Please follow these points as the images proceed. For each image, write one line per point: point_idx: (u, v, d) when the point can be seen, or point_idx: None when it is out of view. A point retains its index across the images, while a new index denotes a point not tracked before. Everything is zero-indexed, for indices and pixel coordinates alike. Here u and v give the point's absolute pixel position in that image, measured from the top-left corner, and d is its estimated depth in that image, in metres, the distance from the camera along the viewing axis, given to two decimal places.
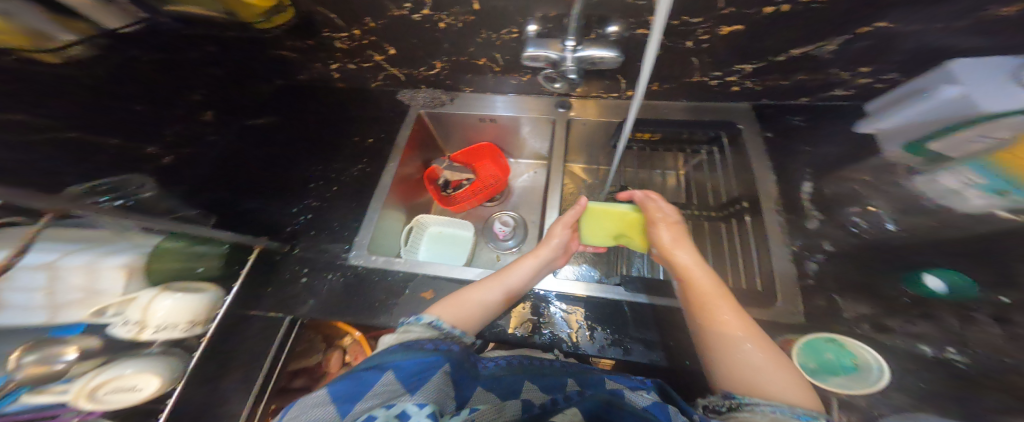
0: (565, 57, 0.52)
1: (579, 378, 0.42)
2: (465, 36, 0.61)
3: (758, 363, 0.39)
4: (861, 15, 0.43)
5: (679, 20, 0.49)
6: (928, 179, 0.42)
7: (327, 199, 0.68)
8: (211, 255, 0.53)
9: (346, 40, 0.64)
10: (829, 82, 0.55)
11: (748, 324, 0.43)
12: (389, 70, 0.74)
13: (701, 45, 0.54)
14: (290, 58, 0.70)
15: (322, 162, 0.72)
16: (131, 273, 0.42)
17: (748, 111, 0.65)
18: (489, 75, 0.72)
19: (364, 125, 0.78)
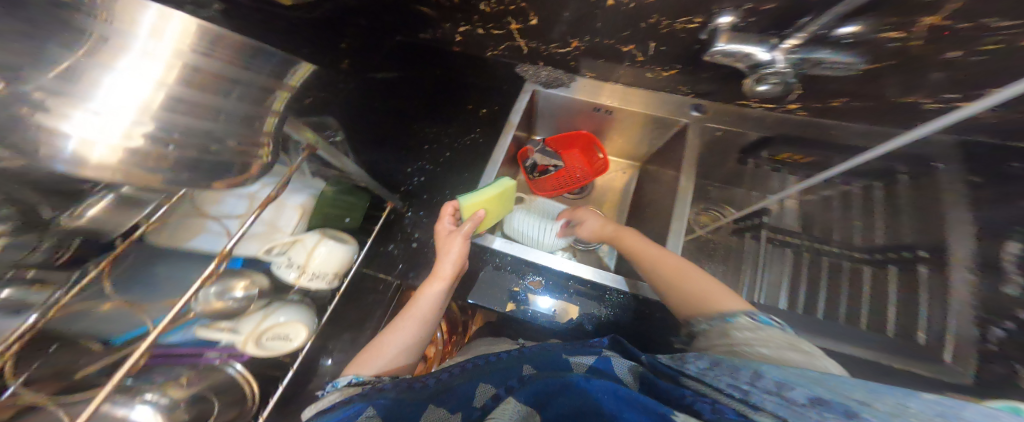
0: (778, 58, 0.47)
1: (535, 362, 0.40)
2: (630, 19, 0.58)
3: (706, 286, 0.49)
4: None
5: (946, 28, 0.40)
6: None
7: (439, 164, 0.65)
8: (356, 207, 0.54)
9: (492, 3, 0.62)
10: None
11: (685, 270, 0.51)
12: (516, 41, 0.70)
13: (972, 58, 0.41)
14: (426, 14, 0.68)
15: (436, 123, 0.68)
16: (302, 213, 0.47)
17: (952, 148, 0.50)
18: (625, 65, 0.69)
19: (478, 94, 0.73)
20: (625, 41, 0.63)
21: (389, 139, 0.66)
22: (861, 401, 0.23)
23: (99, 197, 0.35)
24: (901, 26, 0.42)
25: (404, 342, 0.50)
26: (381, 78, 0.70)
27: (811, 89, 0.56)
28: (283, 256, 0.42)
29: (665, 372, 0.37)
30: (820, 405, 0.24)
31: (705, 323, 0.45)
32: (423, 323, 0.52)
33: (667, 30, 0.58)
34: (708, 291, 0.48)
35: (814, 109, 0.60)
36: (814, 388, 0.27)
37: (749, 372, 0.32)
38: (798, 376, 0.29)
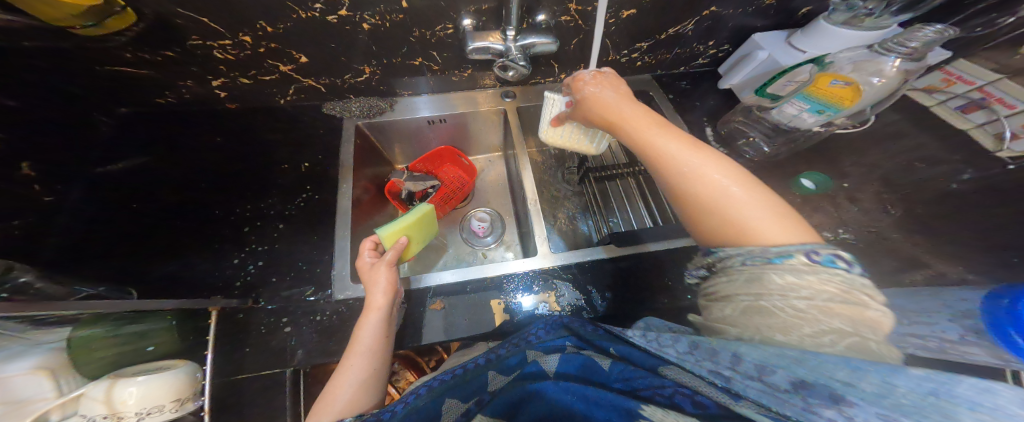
0: (510, 46, 0.57)
1: (499, 367, 0.40)
2: (394, 36, 0.60)
3: (754, 211, 0.36)
4: (689, 6, 0.57)
5: (592, 6, 0.56)
6: (779, 110, 0.60)
7: (275, 240, 0.61)
8: (159, 330, 0.47)
9: (231, 50, 0.56)
10: (694, 54, 0.70)
11: (718, 171, 0.39)
12: (303, 82, 0.66)
13: (610, 27, 0.59)
14: (142, 76, 0.57)
15: (252, 199, 0.63)
16: (53, 371, 0.37)
17: (650, 81, 0.73)
18: (428, 75, 0.73)
19: (291, 150, 0.68)
20: (410, 56, 0.66)
21: (201, 235, 0.58)
22: (849, 382, 0.25)
23: None
24: (565, 10, 0.56)
25: (356, 379, 0.47)
26: (120, 169, 0.59)
27: (562, 59, 0.69)
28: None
29: (642, 363, 0.37)
30: (806, 390, 0.27)
31: (721, 249, 0.38)
32: (375, 356, 0.50)
33: (435, 39, 0.63)
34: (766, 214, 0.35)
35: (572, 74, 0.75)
36: (794, 365, 0.28)
37: (727, 354, 0.32)
38: (779, 355, 0.29)
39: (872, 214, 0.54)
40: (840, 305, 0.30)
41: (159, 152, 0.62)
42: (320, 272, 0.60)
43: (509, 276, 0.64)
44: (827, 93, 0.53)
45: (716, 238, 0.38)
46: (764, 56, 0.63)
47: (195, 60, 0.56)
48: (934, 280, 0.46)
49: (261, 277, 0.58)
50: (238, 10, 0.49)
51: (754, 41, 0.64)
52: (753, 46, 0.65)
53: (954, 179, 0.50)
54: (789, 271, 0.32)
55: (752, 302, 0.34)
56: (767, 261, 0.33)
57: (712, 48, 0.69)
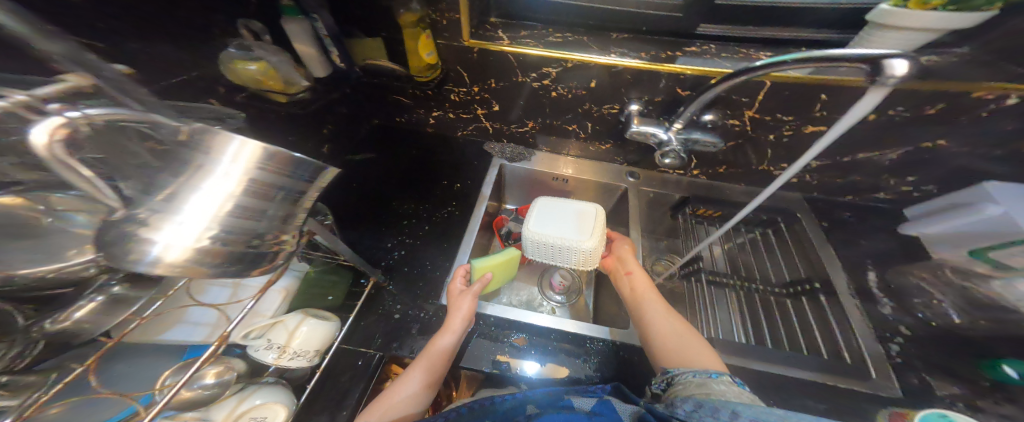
0: (672, 138, 0.60)
1: (537, 403, 0.45)
2: (568, 105, 0.72)
3: (688, 343, 0.51)
4: (888, 127, 0.57)
5: (772, 116, 0.58)
6: (1006, 285, 0.49)
7: (420, 237, 0.70)
8: (339, 286, 0.58)
9: (462, 94, 0.72)
10: (877, 186, 0.67)
11: (673, 316, 0.56)
12: (482, 123, 0.81)
13: (782, 139, 0.62)
14: (402, 103, 0.76)
15: (414, 201, 0.75)
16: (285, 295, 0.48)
17: (803, 202, 0.72)
18: (572, 140, 0.82)
19: (455, 171, 0.81)
20: (569, 121, 0.77)
21: (373, 217, 0.70)
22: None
23: (88, 300, 0.32)
24: (738, 115, 0.59)
25: (410, 394, 0.49)
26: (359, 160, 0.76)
27: (707, 157, 0.71)
28: (263, 338, 0.45)
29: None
30: None
31: (676, 369, 0.48)
32: (432, 380, 0.51)
33: (597, 114, 0.73)
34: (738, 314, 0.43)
35: (708, 173, 0.77)
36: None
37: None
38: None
39: None
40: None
41: (384, 150, 0.80)
42: (437, 275, 0.66)
43: (594, 339, 0.60)
44: None
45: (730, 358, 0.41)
46: (996, 212, 0.51)
47: (435, 99, 0.74)
48: None
49: (398, 263, 0.66)
50: (483, 69, 0.66)
51: (986, 189, 0.53)
52: (981, 195, 0.54)
53: None
54: (722, 382, 0.44)
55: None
56: (708, 376, 0.45)
57: (906, 186, 0.64)
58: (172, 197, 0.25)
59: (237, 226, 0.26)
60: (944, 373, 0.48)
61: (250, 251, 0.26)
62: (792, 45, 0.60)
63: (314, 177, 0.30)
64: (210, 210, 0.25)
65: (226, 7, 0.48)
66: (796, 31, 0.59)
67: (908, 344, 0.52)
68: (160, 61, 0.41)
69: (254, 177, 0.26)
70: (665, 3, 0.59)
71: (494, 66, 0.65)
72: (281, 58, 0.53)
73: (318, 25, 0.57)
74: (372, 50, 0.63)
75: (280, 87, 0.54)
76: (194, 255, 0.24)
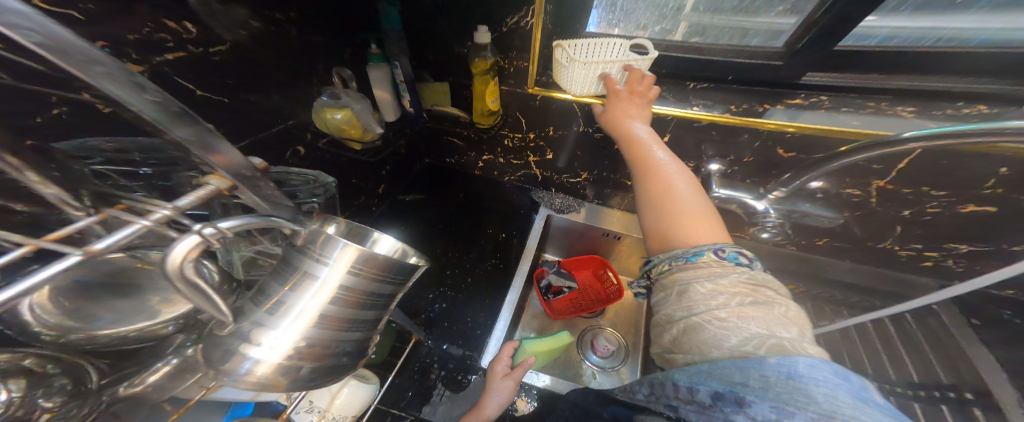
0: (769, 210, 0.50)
1: None
2: None
3: (683, 222, 0.38)
4: None
5: (916, 189, 0.49)
6: None
7: (462, 290, 0.66)
8: (384, 343, 0.55)
9: (516, 140, 0.70)
10: None
11: (681, 175, 0.43)
12: (532, 170, 0.78)
13: (921, 216, 0.52)
14: (454, 145, 0.75)
15: (460, 247, 0.71)
16: None
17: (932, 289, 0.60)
18: (631, 194, 0.77)
19: (501, 218, 0.78)
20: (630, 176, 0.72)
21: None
22: (741, 382, 0.25)
23: (164, 363, 0.28)
24: (862, 185, 0.51)
25: None
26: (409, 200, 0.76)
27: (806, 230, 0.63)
28: (306, 399, 0.42)
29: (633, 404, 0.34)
30: (719, 401, 0.25)
31: (656, 257, 0.39)
32: None
33: None
34: (660, 194, 0.41)
35: (799, 244, 0.67)
36: (693, 373, 0.28)
37: (670, 383, 0.30)
38: (705, 374, 0.27)
39: None
40: (752, 307, 0.29)
41: (430, 190, 0.78)
42: (478, 335, 0.62)
43: None
44: None
45: (661, 243, 0.39)
46: None
47: (489, 144, 0.72)
48: None
49: (439, 317, 0.62)
50: (546, 117, 0.63)
51: None
52: None
53: None
54: (706, 275, 0.33)
55: (687, 319, 0.32)
56: (685, 261, 0.35)
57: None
58: (275, 307, 0.22)
59: (331, 337, 0.23)
60: None
61: (336, 359, 0.24)
62: (939, 100, 0.51)
63: (405, 277, 0.27)
64: (303, 323, 0.22)
65: (324, 59, 0.51)
66: (946, 83, 0.50)
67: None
68: (264, 109, 0.42)
69: (362, 288, 0.24)
70: (776, 51, 0.53)
71: (555, 115, 0.62)
72: (365, 106, 0.54)
73: (397, 71, 0.57)
74: (437, 94, 0.64)
75: (360, 136, 0.54)
76: (286, 370, 0.21)
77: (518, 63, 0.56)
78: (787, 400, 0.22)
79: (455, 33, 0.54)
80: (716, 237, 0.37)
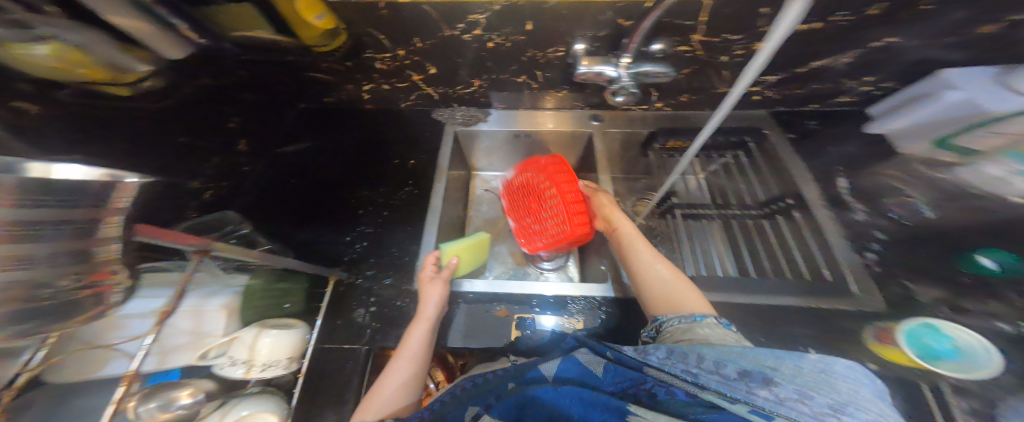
0: (621, 73, 0.58)
1: (518, 380, 0.37)
2: (511, 55, 0.64)
3: (687, 297, 0.47)
4: (856, 34, 0.50)
5: (720, 37, 0.55)
6: (972, 170, 0.50)
7: (381, 225, 0.66)
8: (295, 291, 0.52)
9: (387, 61, 0.63)
10: (837, 90, 0.60)
11: (660, 259, 0.52)
12: (423, 90, 0.72)
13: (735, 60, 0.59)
14: (322, 81, 0.68)
15: (368, 187, 0.69)
16: (229, 313, 0.44)
17: (767, 118, 0.67)
18: (525, 93, 0.76)
19: (404, 148, 0.75)
20: (516, 74, 0.70)
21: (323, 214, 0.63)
22: (772, 366, 0.31)
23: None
24: (687, 41, 0.56)
25: (400, 380, 0.48)
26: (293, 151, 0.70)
27: (666, 89, 0.68)
28: (223, 357, 0.42)
29: (630, 364, 0.36)
30: (746, 376, 0.31)
31: (663, 316, 0.47)
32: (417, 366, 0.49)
33: (544, 60, 0.66)
34: (657, 269, 0.51)
35: (672, 104, 0.72)
36: (723, 351, 0.34)
37: (693, 354, 0.34)
38: (729, 352, 0.33)
39: None
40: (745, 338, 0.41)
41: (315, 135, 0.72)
42: (407, 261, 0.63)
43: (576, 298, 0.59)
44: None
45: (657, 305, 0.49)
46: (958, 97, 0.50)
47: (359, 71, 0.65)
48: None
49: (364, 255, 0.62)
50: (402, 28, 0.57)
51: (944, 78, 0.52)
52: (939, 84, 0.53)
53: None
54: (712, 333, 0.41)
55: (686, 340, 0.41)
56: (692, 321, 0.43)
57: (869, 85, 0.58)
58: None
59: None
60: (926, 275, 0.48)
61: None
62: None
63: None
64: None
65: None
66: None
67: (884, 249, 0.51)
68: None
69: None
70: None
71: (411, 23, 0.56)
72: (87, 35, 0.45)
73: None
74: (247, 18, 0.55)
75: (100, 74, 0.47)
76: None
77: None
78: (817, 389, 0.29)
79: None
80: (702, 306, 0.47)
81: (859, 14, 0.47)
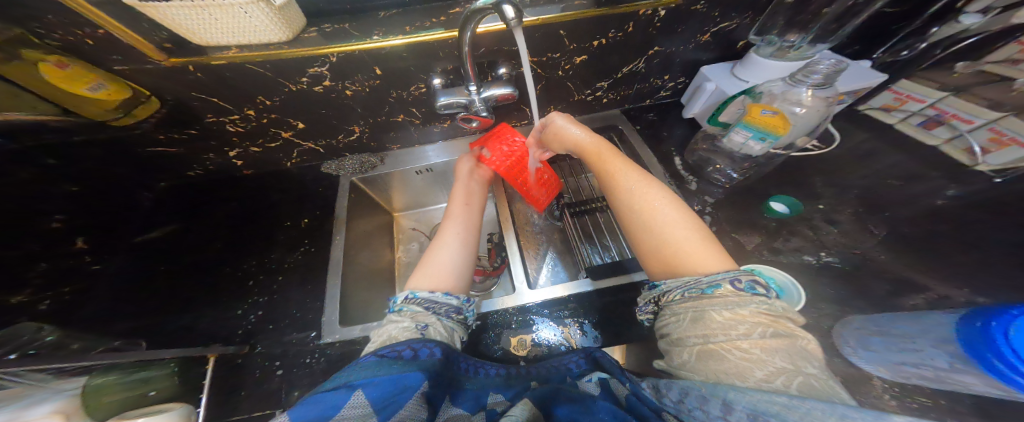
0: (473, 99, 0.64)
1: (539, 377, 0.46)
2: (376, 99, 0.69)
3: (696, 251, 0.41)
4: (639, 45, 0.61)
5: (544, 57, 0.61)
6: (728, 139, 0.59)
7: (277, 289, 0.65)
8: (160, 376, 0.49)
9: (239, 123, 0.66)
10: (654, 88, 0.72)
11: (668, 203, 0.46)
12: (303, 145, 0.76)
13: (568, 72, 0.65)
14: (173, 154, 0.69)
15: (259, 250, 0.69)
16: (68, 414, 0.37)
17: (619, 115, 0.76)
18: (412, 128, 0.80)
19: (296, 205, 0.76)
20: (391, 114, 0.74)
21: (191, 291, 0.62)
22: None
23: None
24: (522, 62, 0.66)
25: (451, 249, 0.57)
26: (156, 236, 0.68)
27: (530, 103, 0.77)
28: None
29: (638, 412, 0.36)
30: None
31: (664, 283, 0.41)
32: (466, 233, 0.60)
33: (413, 98, 0.71)
34: (661, 215, 0.45)
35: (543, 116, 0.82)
36: (750, 399, 0.27)
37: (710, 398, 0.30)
38: (767, 402, 0.25)
39: (851, 235, 0.52)
40: (775, 339, 0.31)
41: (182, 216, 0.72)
42: (311, 318, 0.61)
43: (491, 313, 0.61)
44: (766, 120, 0.52)
45: (653, 263, 0.44)
46: (711, 87, 0.63)
47: (212, 137, 0.68)
48: (938, 303, 0.43)
49: (260, 324, 0.60)
50: (238, 90, 0.60)
51: (704, 73, 0.65)
52: (702, 78, 0.66)
53: (939, 196, 0.53)
54: (725, 307, 0.34)
55: (703, 345, 0.34)
56: (701, 293, 0.37)
57: (670, 82, 0.70)
58: None
59: None
60: (754, 226, 0.55)
61: None
62: None
63: None
64: None
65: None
66: None
67: (721, 210, 0.58)
68: None
69: None
70: None
71: (246, 84, 0.59)
72: None
73: None
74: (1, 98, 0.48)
75: None
76: None
77: (103, 37, 0.48)
78: None
79: (11, 21, 0.44)
80: (721, 265, 0.39)
81: (623, 31, 0.57)
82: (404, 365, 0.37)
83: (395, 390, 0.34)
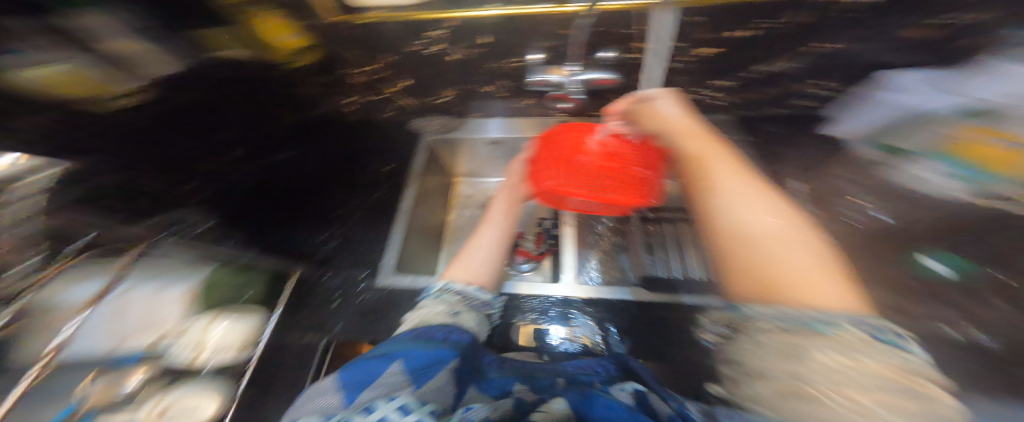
0: (568, 79, 0.61)
1: (568, 378, 0.43)
2: (473, 67, 0.70)
3: (808, 280, 0.27)
4: (774, 41, 0.52)
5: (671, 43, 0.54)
6: (900, 168, 0.53)
7: (352, 225, 0.69)
8: (252, 283, 0.56)
9: (362, 75, 0.69)
10: (778, 95, 0.62)
11: (774, 212, 0.34)
12: (400, 101, 0.79)
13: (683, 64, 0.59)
14: None
15: (347, 187, 0.73)
16: (188, 299, 0.47)
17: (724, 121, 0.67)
18: (495, 101, 0.79)
19: (380, 155, 0.80)
20: (481, 84, 0.74)
21: None
22: None
23: None
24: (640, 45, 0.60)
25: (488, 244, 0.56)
26: None
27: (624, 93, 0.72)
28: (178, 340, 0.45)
29: None
30: None
31: (749, 308, 0.29)
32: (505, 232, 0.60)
33: (506, 71, 0.70)
34: (761, 224, 0.32)
35: None
36: None
37: None
38: None
39: None
40: (912, 403, 0.20)
41: None
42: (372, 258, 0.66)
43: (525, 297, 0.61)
44: (985, 153, 0.45)
45: (738, 286, 0.31)
46: (893, 100, 0.53)
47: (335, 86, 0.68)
48: None
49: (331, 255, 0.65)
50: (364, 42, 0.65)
51: (883, 78, 0.53)
52: (880, 86, 0.54)
53: None
54: (836, 346, 0.23)
55: (787, 383, 0.24)
56: (803, 327, 0.25)
57: (805, 91, 0.59)
58: None
59: None
60: (881, 277, 0.45)
61: None
62: None
63: None
64: None
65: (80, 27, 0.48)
66: None
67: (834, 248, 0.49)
68: None
69: None
70: None
71: (371, 39, 0.64)
72: None
73: None
74: None
75: None
76: None
77: None
78: None
79: None
80: (851, 309, 0.25)
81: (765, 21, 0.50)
82: (438, 341, 0.37)
83: (425, 363, 0.34)
